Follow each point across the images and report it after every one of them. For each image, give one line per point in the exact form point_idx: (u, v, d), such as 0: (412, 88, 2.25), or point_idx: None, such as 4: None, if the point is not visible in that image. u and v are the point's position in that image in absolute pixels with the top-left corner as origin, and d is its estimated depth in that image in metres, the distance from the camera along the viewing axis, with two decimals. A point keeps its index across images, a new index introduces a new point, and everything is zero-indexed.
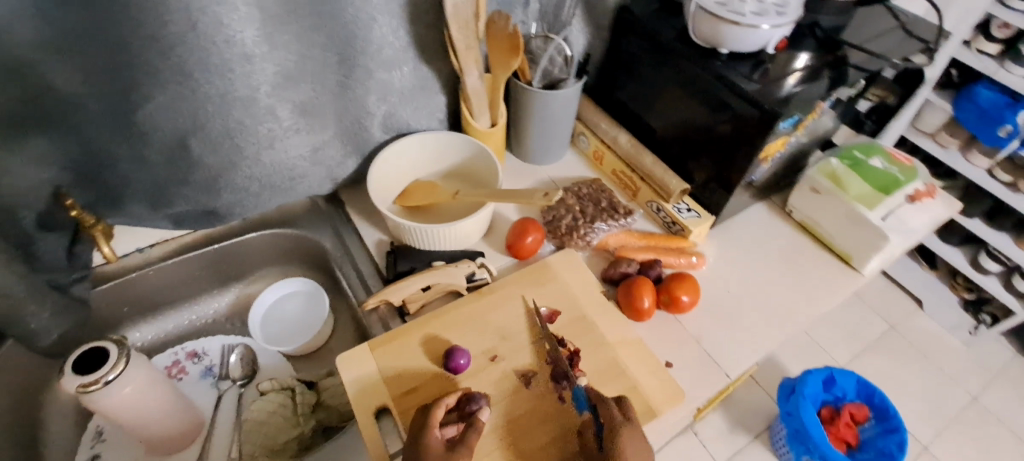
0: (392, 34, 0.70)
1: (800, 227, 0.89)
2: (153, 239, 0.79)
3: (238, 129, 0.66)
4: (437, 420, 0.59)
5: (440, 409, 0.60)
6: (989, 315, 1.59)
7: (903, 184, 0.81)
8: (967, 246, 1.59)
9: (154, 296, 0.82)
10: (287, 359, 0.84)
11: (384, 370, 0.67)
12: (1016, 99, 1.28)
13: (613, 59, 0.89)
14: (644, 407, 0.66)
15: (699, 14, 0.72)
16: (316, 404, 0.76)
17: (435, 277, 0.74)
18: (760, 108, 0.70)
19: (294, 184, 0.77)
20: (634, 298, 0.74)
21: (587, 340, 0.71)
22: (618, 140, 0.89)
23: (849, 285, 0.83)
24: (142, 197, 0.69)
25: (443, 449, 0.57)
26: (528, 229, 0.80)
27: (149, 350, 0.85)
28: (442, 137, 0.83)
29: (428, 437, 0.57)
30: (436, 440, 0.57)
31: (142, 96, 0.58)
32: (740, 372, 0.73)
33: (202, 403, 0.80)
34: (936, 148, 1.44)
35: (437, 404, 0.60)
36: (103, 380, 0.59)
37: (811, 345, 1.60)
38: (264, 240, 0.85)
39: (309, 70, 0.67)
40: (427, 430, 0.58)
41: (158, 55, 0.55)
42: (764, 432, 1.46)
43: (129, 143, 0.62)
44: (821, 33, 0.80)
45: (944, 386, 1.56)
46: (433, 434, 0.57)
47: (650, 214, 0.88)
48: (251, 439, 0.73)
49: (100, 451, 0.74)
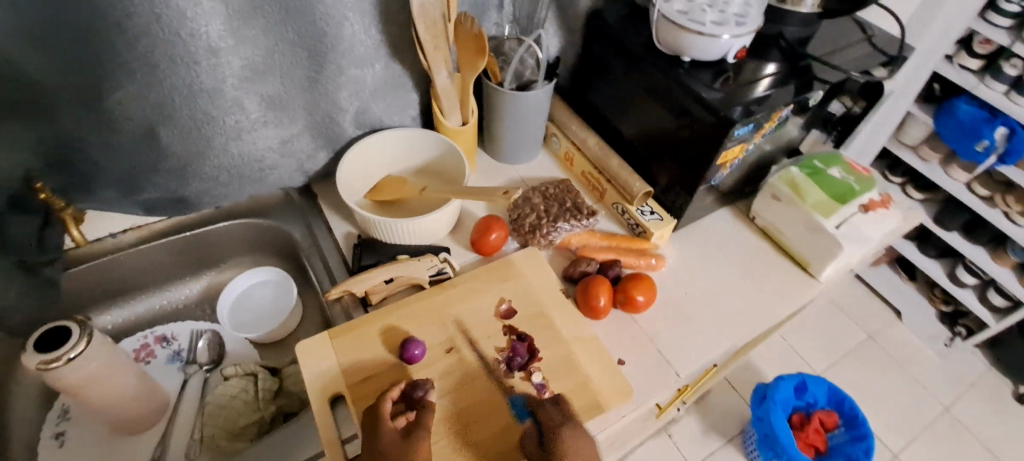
0: (363, 32, 0.72)
1: (762, 233, 0.91)
2: (126, 224, 0.81)
3: (205, 120, 0.68)
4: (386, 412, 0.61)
5: (387, 401, 0.62)
6: (964, 327, 1.62)
7: (858, 194, 0.83)
8: (946, 259, 1.61)
9: (125, 280, 0.84)
10: (253, 346, 0.86)
11: (341, 358, 0.69)
12: (994, 114, 1.27)
13: (585, 63, 0.91)
14: (592, 402, 0.68)
15: (662, 22, 0.75)
16: (278, 391, 0.79)
17: (397, 270, 0.76)
18: (717, 115, 0.72)
19: (263, 175, 0.79)
20: (591, 296, 0.76)
21: (544, 335, 0.73)
22: (587, 142, 0.91)
23: (805, 290, 0.85)
24: (112, 184, 0.71)
25: (397, 438, 0.58)
26: (492, 226, 0.82)
27: (119, 333, 0.87)
28: (413, 134, 0.85)
29: (383, 430, 0.59)
30: (389, 432, 0.59)
31: (109, 86, 0.60)
32: (689, 371, 0.75)
33: (168, 385, 0.82)
34: (917, 161, 1.45)
35: (385, 397, 0.62)
36: (64, 358, 0.62)
37: (787, 352, 1.61)
38: (237, 229, 0.87)
39: (276, 65, 0.69)
40: (379, 423, 0.60)
41: (124, 46, 0.58)
42: (737, 436, 1.47)
43: (98, 131, 0.64)
44: (786, 45, 0.82)
45: (919, 397, 1.56)
46: (385, 427, 0.59)
47: (615, 215, 0.90)
48: (212, 422, 0.75)
49: (65, 429, 0.77)
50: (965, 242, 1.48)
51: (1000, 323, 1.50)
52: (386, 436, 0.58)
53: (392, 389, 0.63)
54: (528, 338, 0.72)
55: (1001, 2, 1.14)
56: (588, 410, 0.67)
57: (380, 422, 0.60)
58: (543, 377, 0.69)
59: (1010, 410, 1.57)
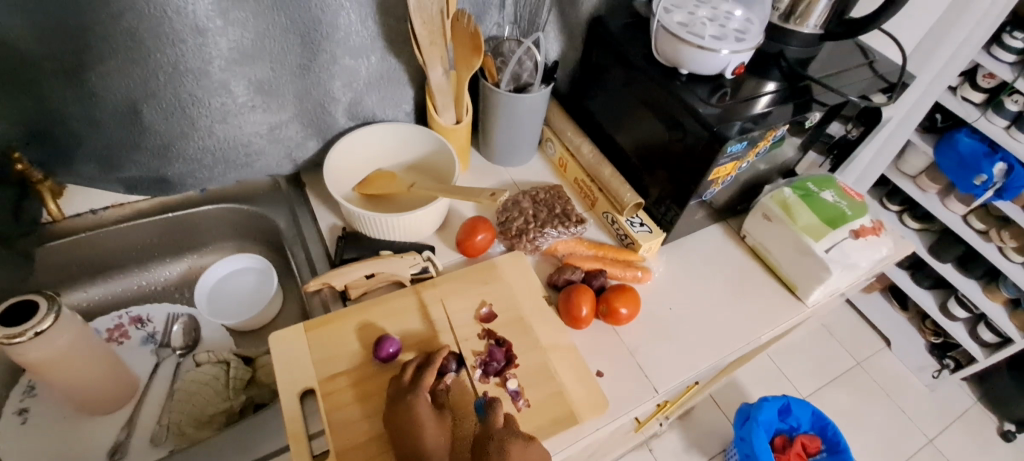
0: (359, 23, 0.71)
1: (752, 252, 0.90)
2: (108, 202, 0.80)
3: (190, 101, 0.69)
4: (428, 385, 0.63)
5: (431, 376, 0.64)
6: (953, 360, 1.58)
7: (850, 219, 0.82)
8: (938, 290, 1.59)
9: (105, 259, 0.83)
10: (229, 334, 0.86)
11: (314, 351, 0.68)
12: (994, 149, 1.26)
13: (585, 70, 0.91)
14: (566, 412, 0.66)
15: (661, 33, 0.74)
16: (249, 381, 0.78)
17: (379, 265, 0.74)
18: (709, 129, 0.71)
19: (249, 160, 0.80)
20: (573, 305, 0.75)
21: (523, 342, 0.72)
22: (581, 149, 0.90)
23: (792, 313, 0.84)
24: (96, 158, 0.72)
25: (428, 414, 0.60)
26: (478, 228, 0.80)
27: (92, 311, 0.86)
28: (405, 130, 0.84)
29: (417, 397, 0.60)
30: (423, 407, 0.60)
31: (94, 58, 0.62)
32: (669, 388, 0.74)
33: (138, 368, 0.82)
34: (916, 191, 1.44)
35: (429, 371, 0.64)
36: (29, 333, 0.60)
37: (774, 373, 1.59)
38: (220, 213, 0.85)
39: (266, 49, 0.68)
40: (416, 393, 0.61)
41: (109, 18, 0.59)
42: (718, 455, 1.45)
43: (83, 102, 0.66)
44: (786, 66, 0.81)
45: (904, 427, 1.54)
46: (420, 400, 0.60)
47: (605, 224, 0.89)
48: (179, 409, 0.75)
49: (28, 406, 0.76)
50: (959, 275, 1.47)
51: (989, 358, 1.47)
52: (424, 407, 0.60)
53: (437, 358, 0.65)
54: (506, 343, 0.71)
55: (1005, 36, 1.13)
56: (561, 421, 0.66)
57: (418, 389, 0.61)
58: (518, 384, 0.68)
59: (997, 447, 1.54)
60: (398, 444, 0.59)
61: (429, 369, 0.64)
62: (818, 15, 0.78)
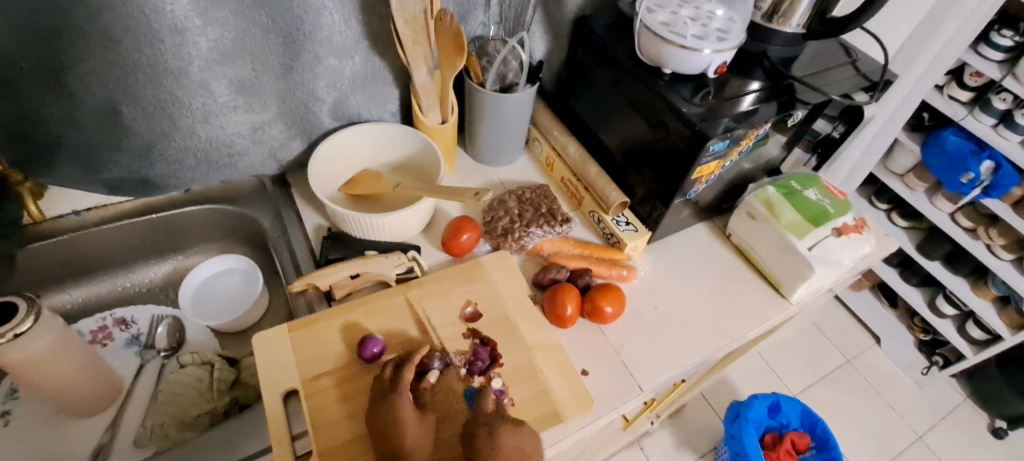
0: (342, 23, 0.71)
1: (737, 250, 0.90)
2: (91, 203, 0.80)
3: (171, 101, 0.69)
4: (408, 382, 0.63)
5: (410, 372, 0.64)
6: (942, 357, 1.60)
7: (832, 217, 0.83)
8: (926, 287, 1.60)
9: (87, 260, 0.83)
10: (215, 335, 0.86)
11: (298, 351, 0.67)
12: (981, 147, 1.27)
13: (571, 69, 0.91)
14: (550, 410, 0.67)
15: (644, 33, 0.75)
16: (234, 381, 0.78)
17: (363, 265, 0.74)
18: (692, 128, 0.72)
19: (232, 161, 0.79)
20: (558, 304, 0.75)
21: (509, 342, 0.72)
22: (567, 148, 0.90)
23: (777, 311, 0.84)
24: (76, 159, 0.72)
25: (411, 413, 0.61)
26: (464, 228, 0.80)
27: (76, 313, 0.86)
28: (390, 130, 0.84)
29: (399, 397, 0.61)
30: (405, 406, 0.61)
31: (71, 57, 0.61)
32: (654, 386, 0.74)
33: (122, 370, 0.82)
34: (903, 190, 1.45)
35: (408, 366, 0.64)
36: (9, 335, 0.60)
37: (764, 370, 1.60)
38: (204, 214, 0.85)
39: (247, 49, 0.68)
40: (398, 393, 0.61)
41: (86, 18, 0.58)
42: (708, 453, 1.46)
43: (60, 102, 0.65)
44: (769, 65, 0.82)
45: (892, 423, 1.55)
46: (403, 397, 0.61)
47: (590, 222, 0.89)
48: (163, 410, 0.75)
49: (10, 408, 0.76)
50: (947, 272, 1.48)
51: (977, 355, 1.49)
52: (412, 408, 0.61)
53: (416, 356, 0.65)
54: (490, 343, 0.71)
55: (994, 33, 1.13)
56: (546, 419, 0.66)
57: (400, 388, 0.62)
58: (503, 383, 0.68)
59: (987, 444, 1.55)
60: (379, 442, 0.59)
61: (408, 365, 0.64)
62: (800, 15, 0.78)
